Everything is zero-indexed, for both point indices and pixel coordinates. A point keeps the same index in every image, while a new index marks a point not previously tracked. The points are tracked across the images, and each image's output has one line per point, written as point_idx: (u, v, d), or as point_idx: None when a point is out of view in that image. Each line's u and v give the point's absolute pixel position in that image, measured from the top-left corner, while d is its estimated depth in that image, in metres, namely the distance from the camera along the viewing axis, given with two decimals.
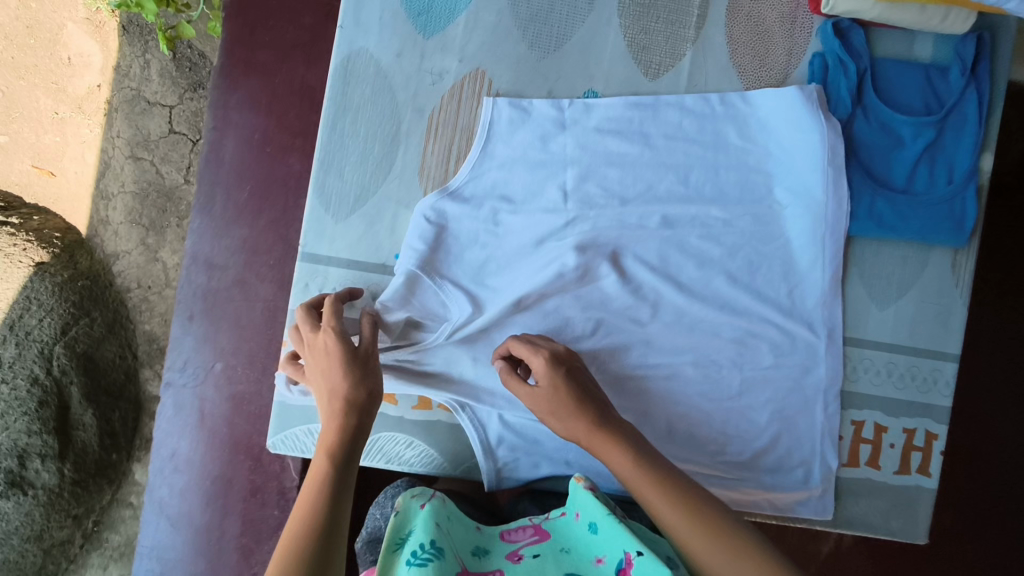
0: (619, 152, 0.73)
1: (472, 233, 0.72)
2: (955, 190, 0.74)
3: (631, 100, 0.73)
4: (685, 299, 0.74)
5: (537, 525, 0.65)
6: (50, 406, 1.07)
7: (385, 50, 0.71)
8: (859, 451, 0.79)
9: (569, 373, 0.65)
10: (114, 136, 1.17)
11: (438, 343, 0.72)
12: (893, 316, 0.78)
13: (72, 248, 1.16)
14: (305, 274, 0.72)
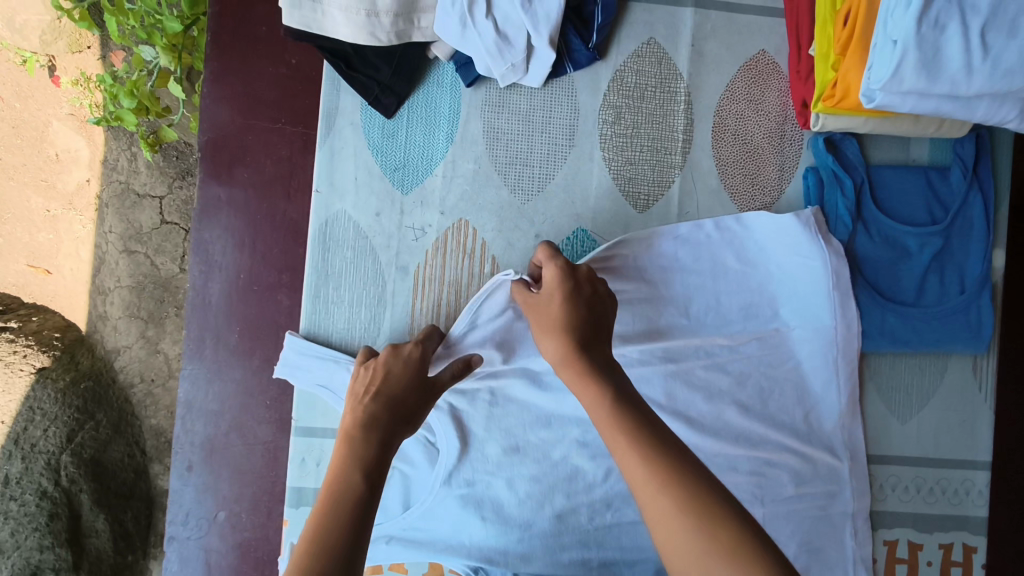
0: (618, 291, 0.68)
1: (471, 395, 0.67)
2: (970, 299, 0.70)
3: (625, 239, 0.68)
4: (695, 435, 0.69)
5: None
6: (61, 518, 0.98)
7: (364, 212, 0.70)
8: (895, 572, 0.73)
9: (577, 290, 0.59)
10: (106, 231, 1.12)
11: (445, 504, 0.67)
12: (917, 430, 0.74)
13: (73, 347, 1.08)
14: (301, 450, 0.68)
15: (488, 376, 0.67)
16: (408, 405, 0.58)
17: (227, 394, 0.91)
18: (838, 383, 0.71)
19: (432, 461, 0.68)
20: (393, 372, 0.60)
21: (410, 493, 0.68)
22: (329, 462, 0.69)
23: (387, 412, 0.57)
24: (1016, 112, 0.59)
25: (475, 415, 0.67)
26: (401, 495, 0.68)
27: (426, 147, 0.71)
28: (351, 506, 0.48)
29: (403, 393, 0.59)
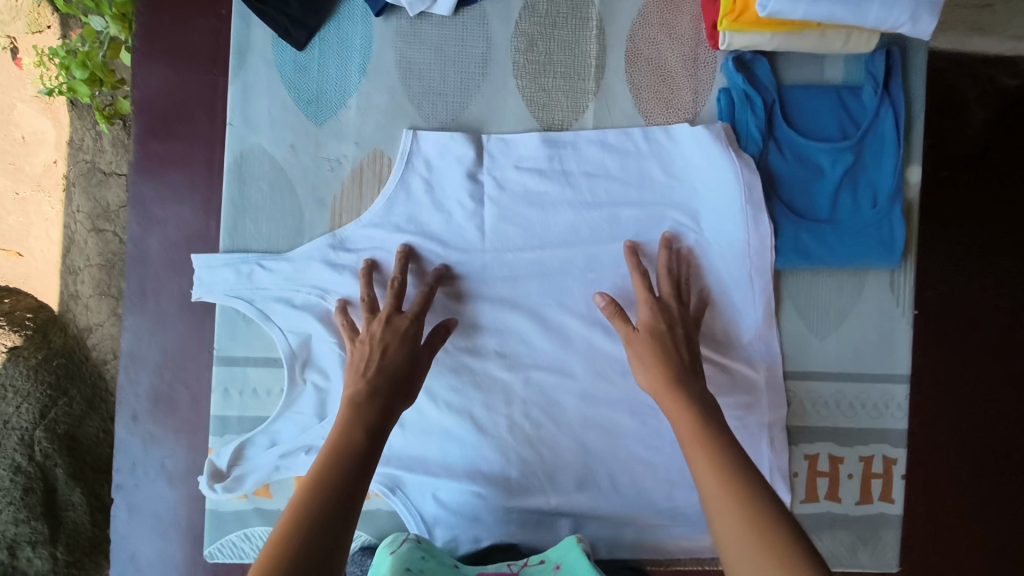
0: (538, 191, 0.71)
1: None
2: (882, 213, 0.71)
3: (546, 137, 0.71)
4: (614, 347, 0.71)
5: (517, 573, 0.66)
6: (36, 491, 0.99)
7: (279, 144, 0.70)
8: (817, 485, 0.75)
9: (671, 321, 0.66)
10: (74, 210, 1.11)
11: None
12: (835, 346, 0.75)
13: (44, 327, 1.07)
14: (224, 379, 0.70)
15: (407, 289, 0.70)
16: (395, 381, 0.61)
17: (169, 346, 0.92)
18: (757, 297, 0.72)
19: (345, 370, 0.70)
20: (386, 348, 0.63)
21: (325, 404, 0.70)
22: (252, 391, 0.70)
23: (376, 387, 0.59)
24: (908, 16, 0.60)
25: None
26: (318, 406, 0.70)
27: (339, 80, 0.71)
28: (345, 472, 0.51)
29: (399, 370, 0.61)
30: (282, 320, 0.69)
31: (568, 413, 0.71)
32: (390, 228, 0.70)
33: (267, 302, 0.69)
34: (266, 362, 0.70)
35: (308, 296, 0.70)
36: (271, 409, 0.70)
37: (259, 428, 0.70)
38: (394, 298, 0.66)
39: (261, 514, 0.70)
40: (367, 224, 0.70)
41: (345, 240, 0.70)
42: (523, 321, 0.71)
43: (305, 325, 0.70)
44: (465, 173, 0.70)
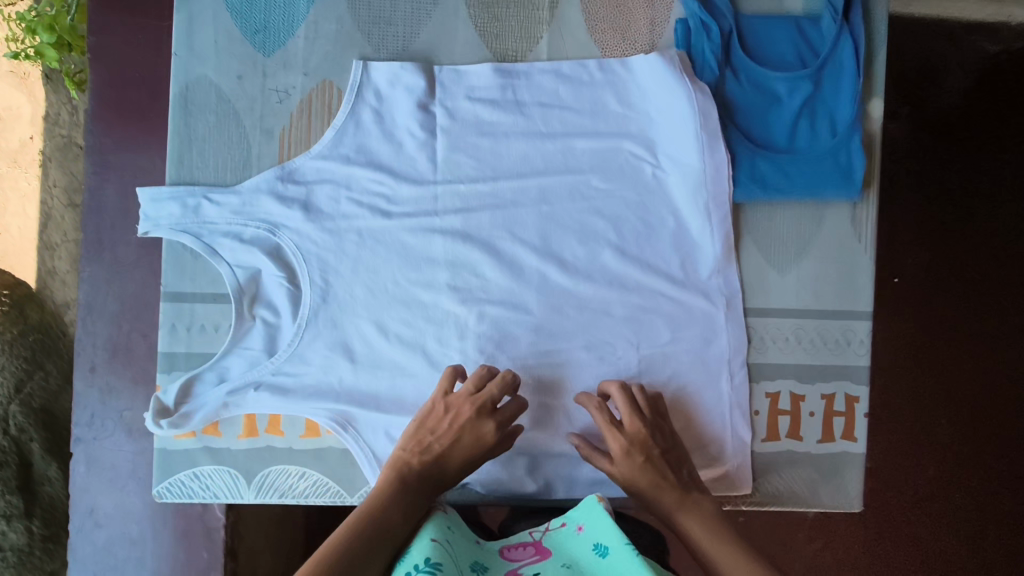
0: (492, 120, 0.70)
1: (337, 234, 0.69)
2: (839, 143, 0.70)
3: (498, 67, 0.70)
4: (569, 280, 0.70)
5: (539, 541, 0.64)
6: (10, 466, 0.94)
7: (225, 74, 0.69)
8: (778, 423, 0.74)
9: (648, 448, 0.67)
10: (51, 186, 1.07)
11: (308, 344, 0.68)
12: (796, 281, 0.74)
13: (20, 303, 1.01)
14: (170, 315, 0.68)
15: (358, 221, 0.69)
16: (445, 479, 0.66)
17: (127, 296, 0.90)
18: (715, 226, 0.70)
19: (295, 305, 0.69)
20: (461, 436, 0.65)
21: (275, 341, 0.69)
22: (199, 327, 0.68)
23: (428, 476, 0.64)
24: None
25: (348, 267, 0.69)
26: (267, 343, 0.69)
27: (287, 9, 0.69)
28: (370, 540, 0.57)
29: (457, 465, 0.66)
30: (230, 254, 0.67)
31: (522, 348, 0.70)
32: (339, 158, 0.69)
33: (214, 236, 0.67)
34: (214, 298, 0.69)
35: (257, 231, 0.68)
36: (219, 345, 0.69)
37: (207, 364, 0.68)
38: (499, 389, 0.66)
39: (210, 453, 0.69)
40: (315, 156, 0.68)
41: (293, 171, 0.68)
42: (474, 252, 0.69)
43: (253, 260, 0.68)
44: (415, 104, 0.69)
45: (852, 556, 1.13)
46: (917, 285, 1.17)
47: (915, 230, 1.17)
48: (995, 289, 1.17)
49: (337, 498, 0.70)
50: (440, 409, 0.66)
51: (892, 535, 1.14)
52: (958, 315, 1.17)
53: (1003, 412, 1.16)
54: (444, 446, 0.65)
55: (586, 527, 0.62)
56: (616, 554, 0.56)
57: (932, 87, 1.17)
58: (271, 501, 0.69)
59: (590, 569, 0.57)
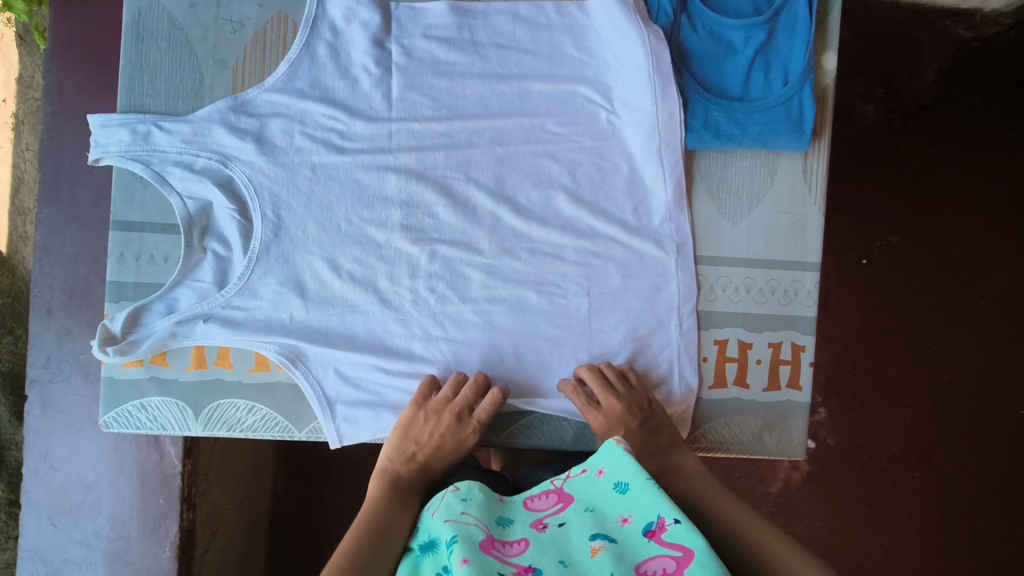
0: (447, 60, 0.70)
1: (290, 169, 0.68)
2: (791, 91, 0.70)
3: (454, 6, 0.71)
4: (521, 222, 0.70)
5: (561, 488, 0.53)
6: None
7: (177, 2, 0.68)
8: (725, 370, 0.75)
9: (628, 421, 0.65)
10: (24, 148, 1.09)
11: (254, 277, 0.67)
12: (747, 231, 0.74)
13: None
14: (119, 243, 0.68)
15: (310, 155, 0.68)
16: (432, 482, 0.63)
17: (84, 240, 0.90)
18: (669, 169, 0.71)
19: (247, 241, 0.69)
20: (443, 444, 0.64)
21: (225, 276, 0.69)
22: (148, 257, 0.68)
23: (417, 481, 0.61)
24: None
25: (299, 203, 0.68)
26: (217, 277, 0.69)
27: None
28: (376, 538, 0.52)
29: (439, 469, 0.64)
30: (180, 184, 0.67)
31: (472, 289, 0.69)
32: (292, 92, 0.68)
33: (165, 165, 0.67)
34: (164, 229, 0.69)
35: (208, 162, 0.67)
36: (168, 276, 0.68)
37: (153, 295, 0.68)
38: (474, 395, 0.66)
39: (157, 385, 0.69)
40: (268, 89, 0.68)
41: (246, 103, 0.67)
42: (428, 191, 0.69)
43: (204, 191, 0.68)
44: (370, 39, 0.69)
45: (813, 532, 1.15)
46: (884, 270, 1.16)
47: (892, 200, 1.17)
48: (972, 266, 1.16)
49: (285, 432, 0.70)
50: (421, 418, 0.64)
51: (853, 513, 1.15)
52: (930, 295, 1.16)
53: (971, 396, 1.15)
54: (427, 452, 0.63)
55: (607, 470, 0.52)
56: (637, 490, 0.49)
57: (909, 74, 1.15)
58: (218, 435, 0.69)
59: (616, 511, 0.48)
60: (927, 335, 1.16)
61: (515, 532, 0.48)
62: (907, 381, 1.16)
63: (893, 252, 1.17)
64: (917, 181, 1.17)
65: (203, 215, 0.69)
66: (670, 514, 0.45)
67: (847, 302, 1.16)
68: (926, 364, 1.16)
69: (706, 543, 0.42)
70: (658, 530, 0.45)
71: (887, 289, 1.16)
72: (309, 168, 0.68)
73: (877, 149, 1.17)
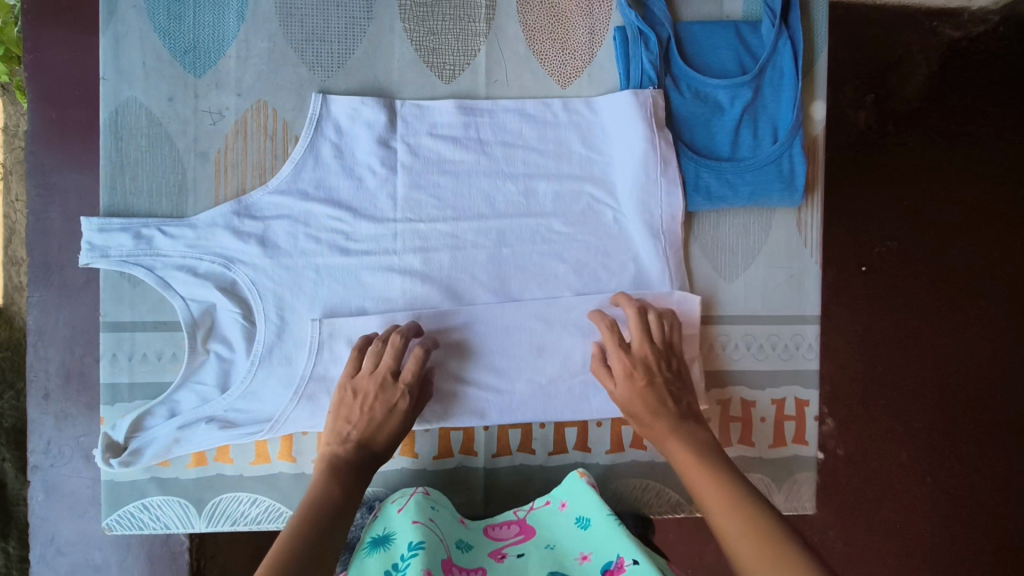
0: (453, 159, 0.69)
1: (293, 271, 0.66)
2: (781, 149, 0.70)
3: (460, 104, 0.69)
4: (527, 324, 0.69)
5: (524, 520, 0.65)
6: None
7: (156, 97, 0.67)
8: (729, 430, 0.74)
9: (650, 371, 0.64)
10: (14, 200, 1.03)
11: (253, 375, 0.66)
12: (744, 288, 0.74)
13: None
14: (111, 345, 0.67)
15: (315, 257, 0.67)
16: (379, 456, 0.61)
17: (77, 321, 0.90)
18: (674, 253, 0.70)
19: (250, 342, 0.67)
20: (379, 417, 0.61)
21: (228, 375, 0.67)
22: (142, 356, 0.67)
23: (362, 459, 0.59)
24: None
25: (298, 304, 0.67)
26: (219, 377, 0.67)
27: (216, 27, 0.67)
28: (324, 523, 0.51)
29: (381, 444, 0.61)
30: (183, 287, 0.65)
31: (475, 378, 0.69)
32: (296, 194, 0.67)
33: (167, 269, 0.65)
34: (156, 327, 0.68)
35: (211, 265, 0.65)
36: (165, 375, 0.68)
37: (151, 396, 0.67)
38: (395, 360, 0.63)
39: (159, 483, 0.68)
40: (272, 190, 0.67)
41: (250, 206, 0.66)
42: (434, 293, 0.68)
43: (206, 294, 0.65)
44: (375, 139, 0.67)
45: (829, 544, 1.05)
46: (885, 270, 1.07)
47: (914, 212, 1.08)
48: (992, 286, 1.10)
49: None
50: (350, 396, 0.62)
51: (869, 527, 1.06)
52: (953, 317, 1.10)
53: (985, 415, 1.11)
54: (361, 428, 0.61)
55: (568, 503, 0.65)
56: (593, 529, 0.59)
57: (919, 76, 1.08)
58: (221, 529, 0.69)
59: (575, 548, 0.58)
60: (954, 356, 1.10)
61: (474, 557, 0.59)
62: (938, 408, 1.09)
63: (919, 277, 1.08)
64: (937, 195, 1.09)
65: (205, 314, 0.66)
66: (625, 555, 0.54)
67: (853, 308, 1.05)
68: (953, 389, 1.10)
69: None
70: (614, 570, 0.54)
71: (916, 307, 1.08)
72: (308, 272, 0.67)
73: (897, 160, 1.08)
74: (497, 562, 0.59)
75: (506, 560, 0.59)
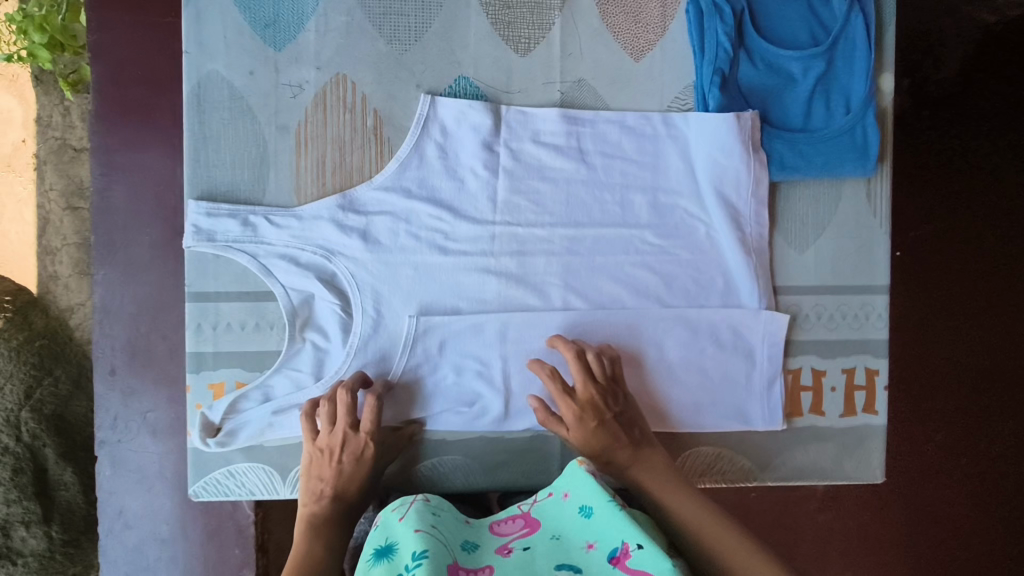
0: (553, 166, 0.71)
1: (392, 267, 0.69)
2: (855, 120, 0.71)
3: (565, 113, 0.71)
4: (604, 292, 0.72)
5: (528, 513, 0.60)
6: (25, 472, 0.97)
7: (237, 70, 0.68)
8: (800, 398, 0.75)
9: (602, 414, 0.67)
10: (47, 189, 1.07)
11: (344, 372, 0.68)
12: (815, 258, 0.74)
13: (25, 308, 1.04)
14: (196, 315, 0.68)
15: (402, 231, 0.69)
16: (351, 504, 0.67)
17: (142, 298, 0.90)
18: (744, 226, 0.72)
19: (345, 338, 0.69)
20: (346, 470, 0.66)
21: (323, 365, 0.69)
22: (226, 326, 0.69)
23: (337, 512, 0.66)
24: None
25: (386, 273, 0.69)
26: (313, 367, 0.69)
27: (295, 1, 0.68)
28: None
29: (356, 492, 0.67)
30: (284, 276, 0.68)
31: (553, 347, 0.71)
32: (400, 191, 0.69)
33: (271, 257, 0.67)
34: (240, 297, 0.69)
35: (313, 256, 0.68)
36: (248, 344, 0.69)
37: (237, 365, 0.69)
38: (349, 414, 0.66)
39: (244, 451, 0.69)
40: (377, 187, 0.69)
41: (355, 201, 0.69)
42: (518, 268, 0.71)
43: (308, 285, 0.68)
44: (481, 143, 0.69)
45: (861, 525, 1.02)
46: (929, 251, 1.09)
47: (958, 191, 1.09)
48: None
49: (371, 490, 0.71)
50: (316, 454, 0.67)
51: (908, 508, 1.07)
52: (1004, 294, 1.10)
53: None
54: (335, 484, 0.66)
55: (571, 492, 0.59)
56: (600, 515, 0.54)
57: (968, 55, 1.08)
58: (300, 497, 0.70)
59: (582, 538, 0.53)
60: (1003, 333, 1.10)
61: (482, 557, 0.54)
62: (985, 384, 1.09)
63: (964, 255, 1.09)
64: (982, 174, 1.09)
65: (309, 312, 0.69)
66: (633, 541, 0.49)
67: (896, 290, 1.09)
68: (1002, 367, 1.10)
69: (669, 566, 0.46)
70: (622, 555, 0.49)
71: (960, 286, 1.09)
72: (409, 273, 0.69)
73: (938, 140, 1.09)
74: (504, 558, 0.53)
75: (512, 555, 0.53)
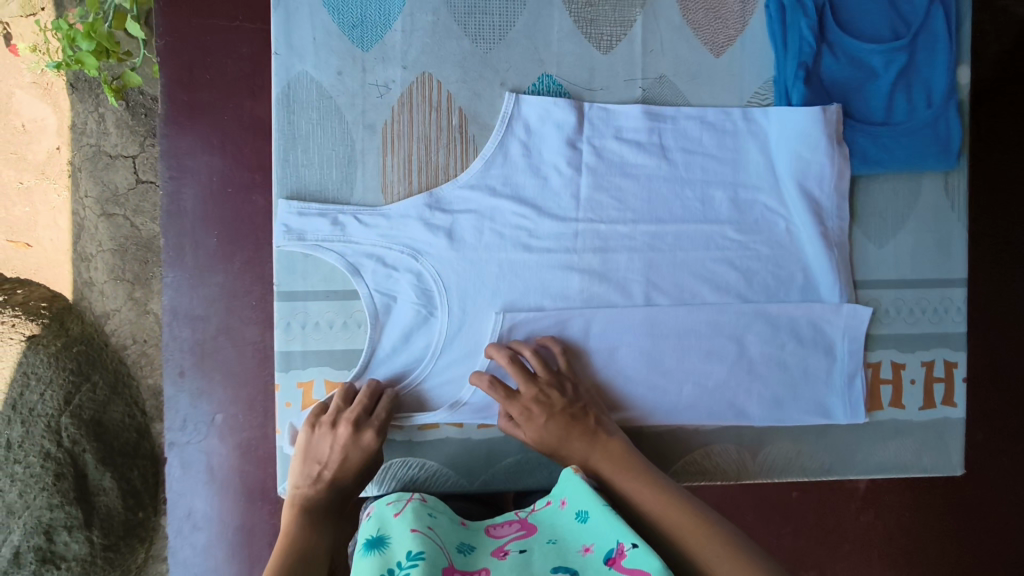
0: (635, 163, 0.71)
1: (477, 264, 0.69)
2: (936, 113, 0.71)
3: (646, 109, 0.71)
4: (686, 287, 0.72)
5: (525, 519, 0.59)
6: (67, 478, 0.92)
7: (326, 71, 0.69)
8: (880, 393, 0.75)
9: (552, 408, 0.66)
10: (82, 196, 0.98)
11: (429, 371, 0.69)
12: (893, 252, 0.75)
13: (60, 314, 0.97)
14: (285, 314, 0.69)
15: (487, 229, 0.69)
16: (347, 494, 0.64)
17: (209, 300, 0.89)
18: (825, 220, 0.72)
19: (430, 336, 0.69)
20: (348, 455, 0.64)
21: (410, 363, 0.70)
22: (314, 325, 0.69)
23: (331, 501, 0.63)
24: None
25: (472, 271, 0.69)
26: (404, 364, 0.70)
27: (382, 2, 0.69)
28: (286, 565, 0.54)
29: (352, 481, 0.65)
30: (372, 277, 0.68)
31: (636, 343, 0.71)
32: (485, 189, 0.69)
33: (358, 257, 0.68)
34: (328, 296, 0.69)
35: (400, 255, 0.68)
36: (335, 342, 0.70)
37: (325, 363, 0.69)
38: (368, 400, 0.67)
39: None
40: (463, 185, 0.69)
41: (441, 200, 0.69)
42: (601, 264, 0.71)
43: (395, 284, 0.69)
44: (565, 140, 0.70)
45: (906, 525, 1.02)
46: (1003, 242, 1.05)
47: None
48: None
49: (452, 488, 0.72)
50: (320, 437, 0.65)
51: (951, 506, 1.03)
52: None
53: None
54: (332, 469, 0.64)
55: (568, 500, 0.58)
56: (597, 521, 0.53)
57: None
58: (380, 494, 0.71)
59: (578, 541, 0.52)
60: None
61: (477, 559, 0.52)
62: None
63: None
64: None
65: (390, 313, 0.69)
66: (627, 541, 0.49)
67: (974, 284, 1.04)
68: None
69: (661, 563, 0.45)
70: (618, 557, 0.48)
71: None
72: (495, 270, 0.69)
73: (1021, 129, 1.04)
74: (499, 560, 0.52)
75: (508, 556, 0.52)
